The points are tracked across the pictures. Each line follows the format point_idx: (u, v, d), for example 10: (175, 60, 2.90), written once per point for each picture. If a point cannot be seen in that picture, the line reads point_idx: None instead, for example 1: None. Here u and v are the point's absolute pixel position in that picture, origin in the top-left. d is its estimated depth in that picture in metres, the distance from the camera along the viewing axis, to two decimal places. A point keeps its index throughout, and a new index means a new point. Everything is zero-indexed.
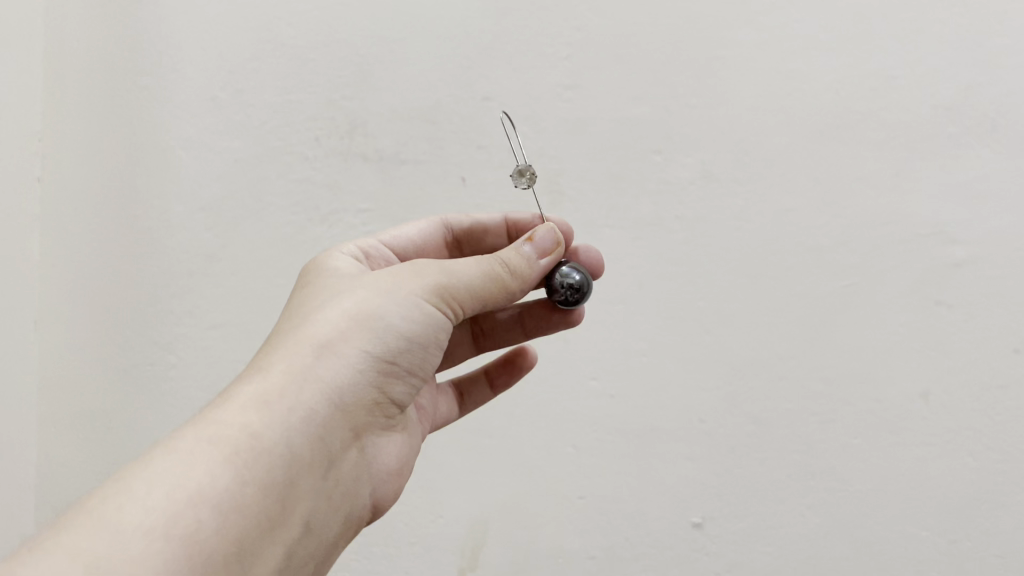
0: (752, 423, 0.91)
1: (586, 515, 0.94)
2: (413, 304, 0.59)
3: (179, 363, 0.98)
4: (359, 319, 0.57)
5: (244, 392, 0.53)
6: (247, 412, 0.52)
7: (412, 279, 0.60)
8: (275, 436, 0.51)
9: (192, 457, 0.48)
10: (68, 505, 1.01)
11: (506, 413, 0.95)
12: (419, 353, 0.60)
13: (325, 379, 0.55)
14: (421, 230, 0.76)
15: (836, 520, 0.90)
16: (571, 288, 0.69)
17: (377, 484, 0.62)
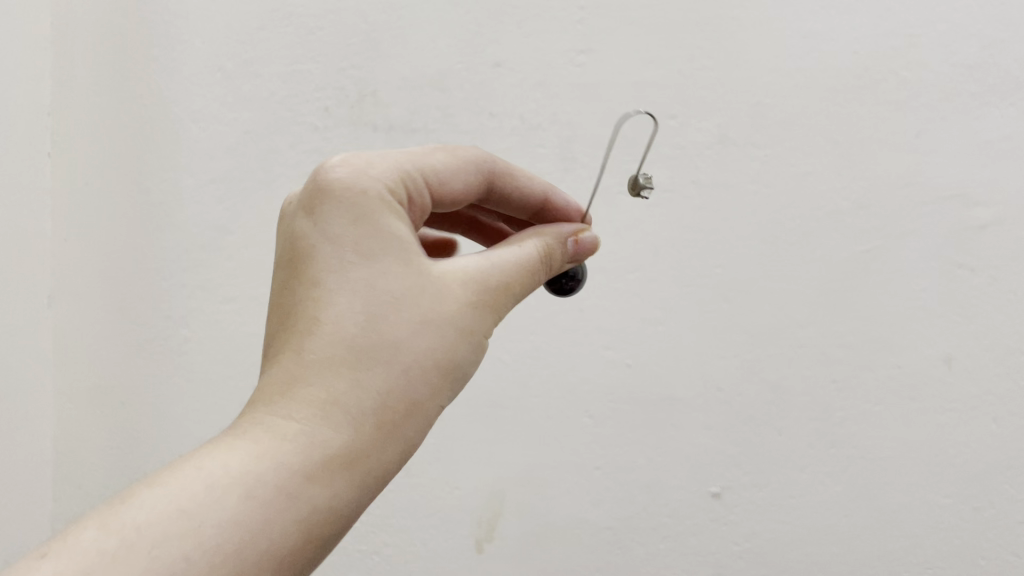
0: (771, 392, 0.90)
1: (603, 485, 0.93)
2: (484, 339, 0.55)
3: (193, 337, 0.98)
4: (439, 356, 0.52)
5: (312, 439, 0.48)
6: (321, 474, 0.47)
7: (489, 310, 0.55)
8: (349, 499, 0.48)
9: (274, 553, 0.44)
10: (89, 478, 1.02)
11: (522, 384, 0.95)
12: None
13: (401, 429, 0.50)
14: (460, 169, 0.60)
15: (856, 488, 0.89)
16: (571, 281, 0.69)
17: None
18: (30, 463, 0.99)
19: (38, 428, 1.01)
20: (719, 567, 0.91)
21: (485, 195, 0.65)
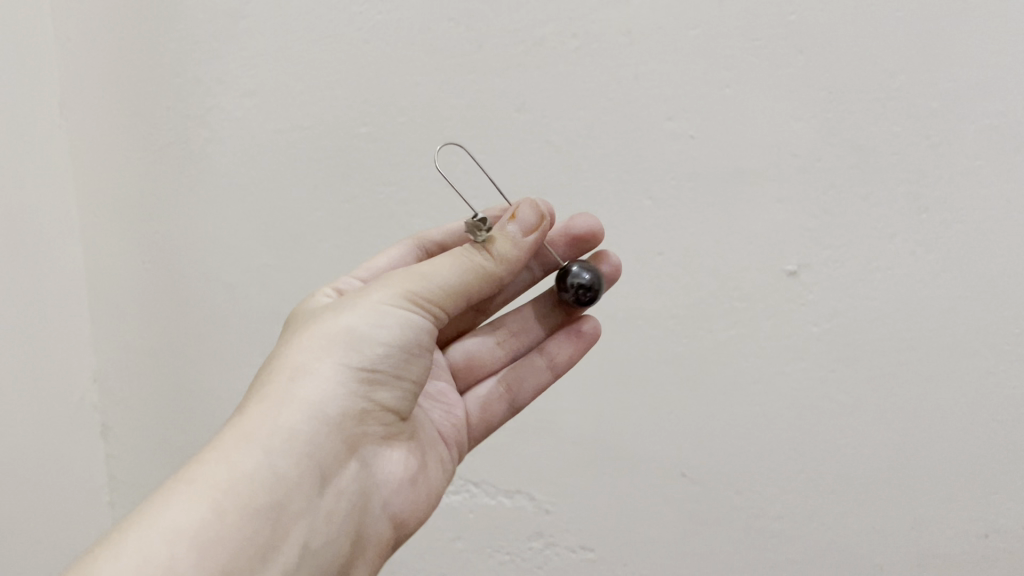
0: (855, 155, 0.79)
1: (665, 270, 0.86)
2: (384, 313, 0.58)
3: (214, 137, 0.91)
4: (328, 338, 0.57)
5: (224, 436, 0.53)
6: (228, 445, 0.52)
7: (378, 291, 0.59)
8: (259, 464, 0.51)
9: (178, 504, 0.48)
10: (124, 293, 0.98)
11: (573, 168, 0.85)
12: (402, 355, 0.58)
13: (303, 399, 0.54)
14: (395, 258, 0.72)
15: (951, 257, 0.79)
16: (580, 288, 0.66)
17: (389, 498, 0.60)
18: (63, 279, 0.96)
19: (66, 243, 0.96)
20: (796, 352, 0.85)
21: None
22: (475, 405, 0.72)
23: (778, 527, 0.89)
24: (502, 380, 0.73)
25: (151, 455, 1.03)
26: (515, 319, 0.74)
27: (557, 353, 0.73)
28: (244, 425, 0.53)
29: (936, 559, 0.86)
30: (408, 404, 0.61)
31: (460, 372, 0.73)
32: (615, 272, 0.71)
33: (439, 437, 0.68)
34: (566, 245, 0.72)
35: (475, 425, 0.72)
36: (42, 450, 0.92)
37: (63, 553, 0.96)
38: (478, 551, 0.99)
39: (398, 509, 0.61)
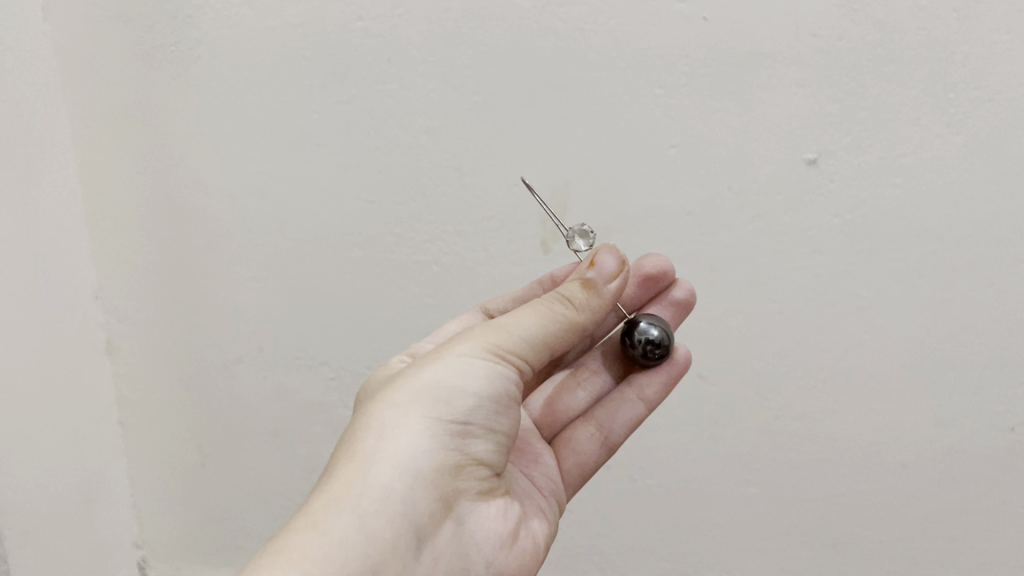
0: (878, 32, 0.75)
1: (679, 166, 0.82)
2: (472, 362, 0.56)
3: (207, 40, 0.87)
4: (415, 394, 0.55)
5: (311, 503, 0.52)
6: (315, 514, 0.50)
7: (464, 343, 0.57)
8: (347, 531, 0.50)
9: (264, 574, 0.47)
10: (123, 209, 0.95)
11: (580, 58, 0.81)
12: (493, 407, 0.56)
13: (393, 458, 0.53)
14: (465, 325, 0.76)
15: (980, 138, 0.76)
16: (649, 344, 0.68)
17: (494, 561, 0.57)
18: (60, 197, 0.92)
19: (61, 160, 0.92)
20: (818, 246, 0.82)
21: None
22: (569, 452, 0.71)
23: (797, 428, 0.87)
24: (593, 421, 0.72)
25: (157, 373, 1.01)
26: (593, 360, 0.76)
27: (647, 386, 0.72)
28: (329, 491, 0.52)
29: (960, 453, 0.84)
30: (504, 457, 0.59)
31: (544, 423, 0.73)
32: (690, 300, 0.75)
33: (535, 486, 0.67)
34: (638, 287, 0.74)
35: (568, 470, 0.70)
36: (44, 370, 0.90)
37: (70, 472, 0.94)
38: None
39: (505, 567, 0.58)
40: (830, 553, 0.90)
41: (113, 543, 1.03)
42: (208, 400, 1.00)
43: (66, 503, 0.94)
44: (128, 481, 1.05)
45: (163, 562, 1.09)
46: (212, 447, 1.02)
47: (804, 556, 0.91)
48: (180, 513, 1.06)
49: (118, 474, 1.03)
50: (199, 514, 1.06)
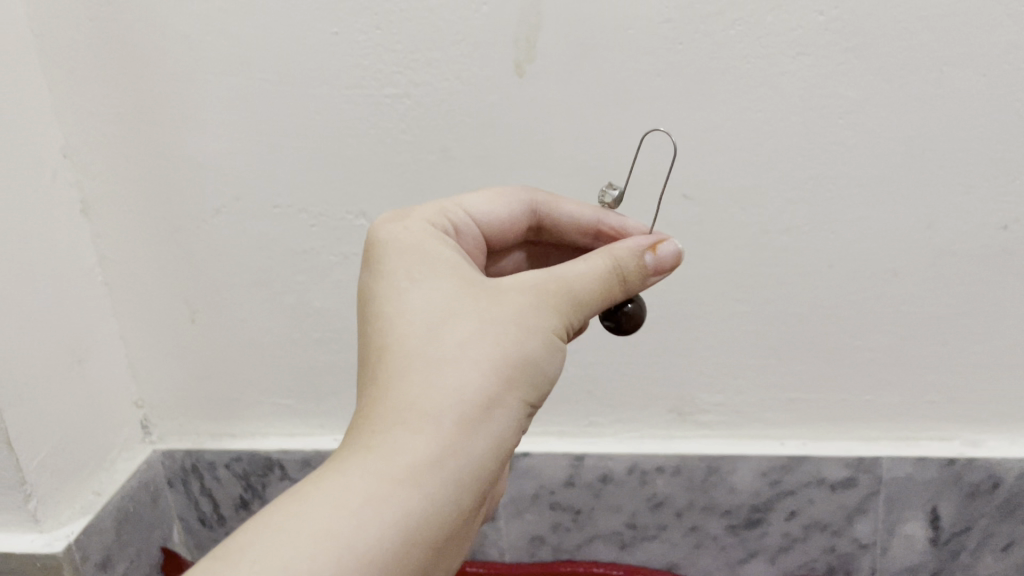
0: None
1: None
2: (556, 343, 0.58)
3: None
4: (518, 364, 0.55)
5: (396, 441, 0.50)
6: (413, 464, 0.49)
7: (552, 319, 0.58)
8: (445, 499, 0.49)
9: (365, 536, 0.46)
10: (80, 58, 0.90)
11: None
12: (550, 390, 0.59)
13: (489, 433, 0.53)
14: (511, 209, 0.76)
15: None
16: (623, 316, 0.69)
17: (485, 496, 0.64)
18: (13, 47, 0.87)
19: (9, 8, 0.86)
20: (804, 46, 0.78)
21: (536, 228, 0.79)
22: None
23: (786, 242, 0.85)
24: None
25: (135, 230, 0.98)
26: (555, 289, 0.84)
27: None
28: (423, 449, 0.50)
29: (951, 253, 0.83)
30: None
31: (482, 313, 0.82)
32: None
33: None
34: None
35: None
36: (20, 231, 0.87)
37: (59, 333, 0.93)
38: None
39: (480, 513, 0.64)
40: (820, 364, 0.90)
41: (112, 405, 1.03)
42: (192, 254, 0.99)
43: (57, 363, 0.93)
44: (120, 341, 1.05)
45: (165, 419, 1.10)
46: (200, 301, 1.01)
47: (797, 370, 0.91)
48: (176, 369, 1.06)
49: (109, 335, 1.03)
50: (195, 369, 1.06)
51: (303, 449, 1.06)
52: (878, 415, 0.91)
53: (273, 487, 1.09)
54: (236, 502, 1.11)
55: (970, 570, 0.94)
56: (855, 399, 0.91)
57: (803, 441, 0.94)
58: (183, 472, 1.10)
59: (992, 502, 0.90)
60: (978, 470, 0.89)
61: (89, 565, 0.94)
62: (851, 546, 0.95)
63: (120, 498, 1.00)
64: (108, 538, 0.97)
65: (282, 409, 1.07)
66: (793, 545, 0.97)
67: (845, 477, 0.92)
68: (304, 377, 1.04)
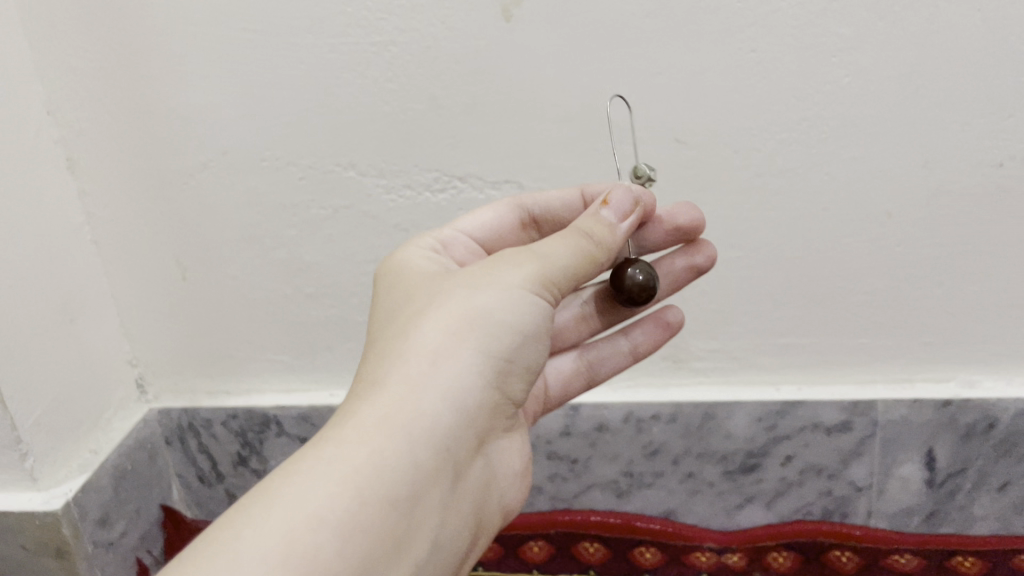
0: None
1: None
2: (516, 296, 0.59)
3: None
4: (465, 322, 0.58)
5: (356, 410, 0.54)
6: (368, 424, 0.52)
7: (505, 277, 0.60)
8: (402, 448, 0.52)
9: (323, 482, 0.48)
10: (60, 12, 0.88)
11: None
12: (520, 348, 0.61)
13: (441, 388, 0.56)
14: (498, 215, 0.78)
15: None
16: (635, 287, 0.71)
17: (502, 484, 0.65)
18: None
19: None
20: None
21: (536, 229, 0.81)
22: (556, 377, 0.80)
23: (780, 185, 0.84)
24: (581, 357, 0.81)
25: (123, 188, 0.97)
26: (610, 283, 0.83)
27: (642, 341, 0.82)
28: (378, 411, 0.53)
29: (946, 192, 0.82)
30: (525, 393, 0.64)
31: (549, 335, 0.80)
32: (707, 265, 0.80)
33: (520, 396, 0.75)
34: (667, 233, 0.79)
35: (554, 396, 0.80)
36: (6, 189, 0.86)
37: (49, 291, 0.93)
38: None
39: (503, 495, 0.65)
40: (815, 308, 0.89)
41: (105, 365, 1.03)
42: (180, 211, 0.97)
43: (48, 322, 0.93)
44: (112, 301, 1.04)
45: (160, 378, 1.09)
46: (190, 258, 1.00)
47: (791, 315, 0.90)
48: (169, 328, 1.06)
49: (100, 294, 1.02)
50: (189, 328, 1.05)
51: (298, 404, 1.05)
52: (873, 358, 0.91)
53: (270, 444, 1.09)
54: (234, 459, 1.11)
55: (965, 510, 0.95)
56: (851, 342, 0.91)
57: (797, 386, 0.94)
58: (180, 430, 1.10)
59: (988, 443, 0.90)
60: (973, 411, 0.89)
61: (89, 521, 0.94)
62: (847, 490, 0.96)
63: (118, 456, 1.00)
64: (106, 497, 0.97)
65: (277, 365, 1.06)
66: (788, 489, 0.97)
67: (841, 421, 0.92)
68: (297, 333, 1.03)
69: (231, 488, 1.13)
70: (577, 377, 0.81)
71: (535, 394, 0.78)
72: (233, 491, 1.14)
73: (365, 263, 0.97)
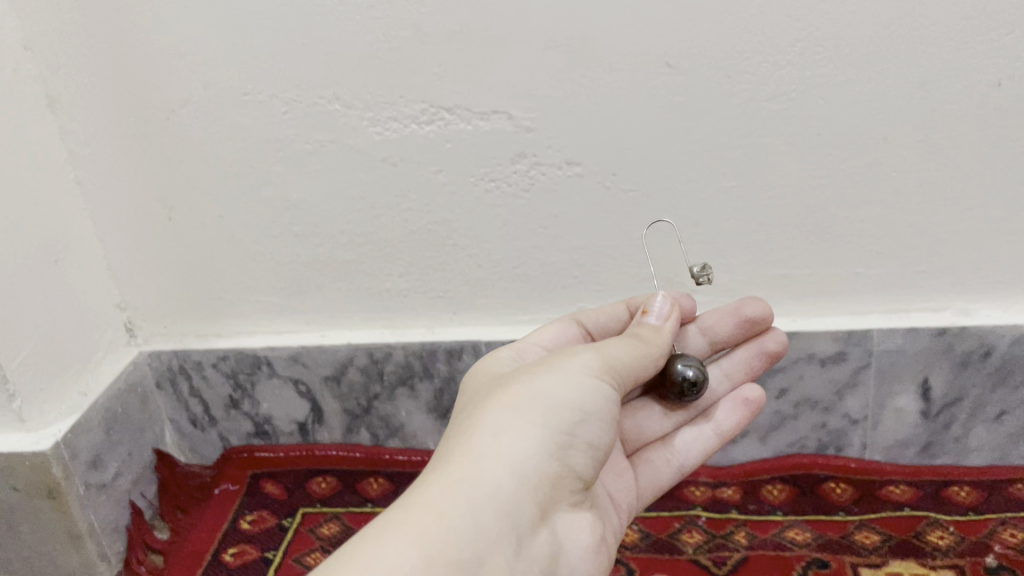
0: None
1: None
2: (579, 375, 0.60)
3: None
4: (528, 403, 0.59)
5: (424, 483, 0.55)
6: (433, 495, 0.53)
7: (567, 363, 0.62)
8: (465, 513, 0.53)
9: (387, 549, 0.49)
10: None
11: None
12: (588, 424, 0.60)
13: (504, 458, 0.56)
14: (562, 333, 0.78)
15: None
16: (684, 383, 0.70)
17: (576, 562, 0.61)
18: None
19: None
20: None
21: None
22: (646, 470, 0.75)
23: (773, 110, 0.82)
24: (668, 447, 0.76)
25: (105, 126, 0.95)
26: None
27: (725, 421, 0.77)
28: (444, 482, 0.54)
29: (942, 114, 0.80)
30: (597, 470, 0.62)
31: (629, 436, 0.76)
32: (781, 348, 0.79)
33: (611, 500, 0.70)
34: (734, 323, 0.79)
35: (644, 489, 0.74)
36: None
37: (32, 230, 0.91)
38: (464, 185, 0.91)
39: (580, 574, 0.61)
40: (810, 238, 0.88)
41: (91, 308, 1.01)
42: (164, 149, 0.96)
43: (33, 262, 0.91)
44: (98, 242, 1.02)
45: (150, 321, 1.08)
46: (176, 198, 0.98)
47: (785, 245, 0.89)
48: (157, 270, 1.04)
49: (85, 236, 1.00)
50: (176, 270, 1.04)
51: (289, 345, 1.04)
52: (869, 288, 0.90)
53: (261, 386, 1.08)
54: (226, 402, 1.10)
55: (961, 441, 0.94)
56: (846, 272, 0.89)
57: (792, 318, 0.92)
58: (171, 374, 1.09)
59: (984, 371, 0.90)
60: (969, 339, 0.88)
61: (80, 463, 0.93)
62: (842, 423, 0.95)
63: (107, 398, 0.99)
64: (96, 439, 0.96)
65: (268, 307, 1.05)
66: (783, 423, 0.96)
67: (835, 351, 0.91)
68: (286, 273, 1.02)
69: (225, 433, 1.13)
70: (670, 468, 0.76)
71: (631, 492, 0.73)
72: (226, 435, 1.13)
73: (352, 200, 0.95)
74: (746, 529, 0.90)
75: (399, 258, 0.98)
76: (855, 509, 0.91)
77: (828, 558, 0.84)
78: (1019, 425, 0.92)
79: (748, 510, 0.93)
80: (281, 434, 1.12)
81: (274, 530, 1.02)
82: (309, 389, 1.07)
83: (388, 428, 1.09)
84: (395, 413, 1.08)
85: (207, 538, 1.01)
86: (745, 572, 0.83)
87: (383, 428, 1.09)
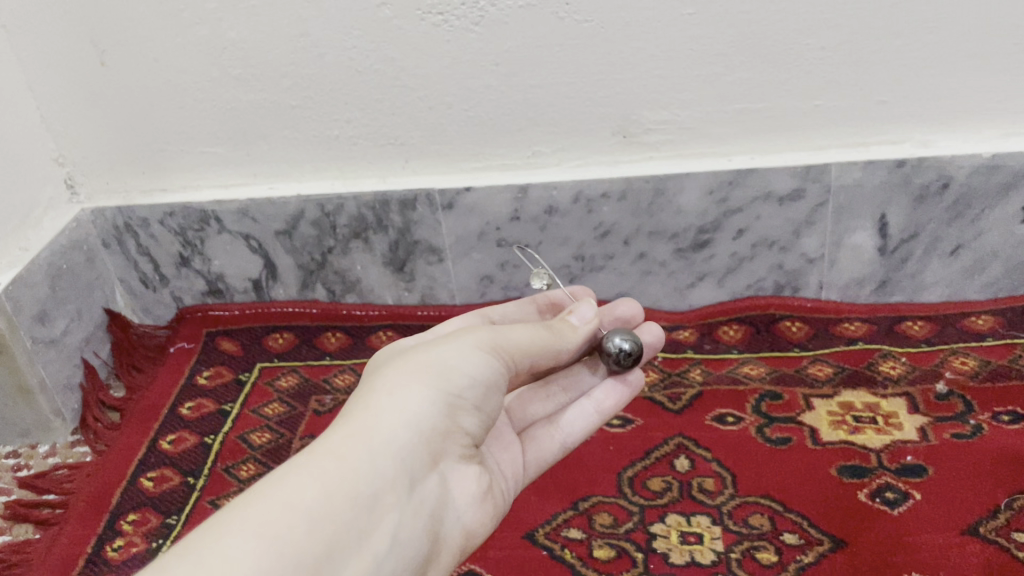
0: None
1: None
2: (471, 350, 0.54)
3: None
4: (429, 365, 0.53)
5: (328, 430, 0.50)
6: (330, 445, 0.48)
7: (473, 331, 0.56)
8: (363, 460, 0.48)
9: (288, 484, 0.46)
10: None
11: None
12: (478, 387, 0.53)
13: (400, 407, 0.51)
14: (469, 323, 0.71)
15: None
16: (620, 355, 0.65)
17: (458, 508, 0.54)
18: None
19: None
20: None
21: None
22: (532, 445, 0.64)
23: None
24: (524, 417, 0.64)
25: None
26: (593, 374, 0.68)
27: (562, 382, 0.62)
28: (335, 437, 0.49)
29: None
30: (485, 426, 0.56)
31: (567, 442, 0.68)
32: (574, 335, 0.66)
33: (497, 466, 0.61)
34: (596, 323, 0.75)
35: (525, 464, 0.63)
36: None
37: None
38: (410, 19, 0.87)
39: (469, 523, 0.55)
40: (768, 69, 0.85)
41: (27, 160, 0.97)
42: None
43: None
44: (29, 90, 0.97)
45: (91, 177, 1.04)
46: (108, 42, 0.93)
47: (744, 77, 0.86)
48: (93, 121, 1.00)
49: (13, 82, 0.95)
50: (113, 121, 0.99)
51: (236, 198, 1.01)
52: (827, 123, 0.88)
53: (211, 242, 1.06)
54: (176, 260, 1.08)
55: (917, 277, 0.95)
56: (805, 105, 0.87)
57: (750, 156, 0.91)
58: (117, 232, 1.05)
59: (941, 205, 0.89)
60: (928, 171, 0.87)
61: (26, 317, 0.91)
62: (799, 262, 0.95)
63: (51, 255, 0.96)
64: (41, 294, 0.94)
65: (213, 159, 1.01)
66: (740, 265, 0.96)
67: (793, 189, 0.90)
68: (228, 122, 0.98)
69: (177, 292, 1.11)
70: (555, 443, 0.65)
71: (517, 469, 0.62)
72: (179, 296, 1.11)
73: (293, 38, 0.90)
74: (701, 367, 0.90)
75: (344, 102, 0.94)
76: (810, 345, 0.91)
77: (781, 390, 0.85)
78: (974, 259, 0.92)
79: (704, 349, 0.93)
80: (235, 292, 1.10)
81: (232, 384, 1.00)
82: (261, 245, 1.05)
83: (344, 282, 1.07)
84: (349, 267, 1.05)
85: (163, 394, 0.99)
86: (700, 405, 0.84)
87: (339, 283, 1.07)
